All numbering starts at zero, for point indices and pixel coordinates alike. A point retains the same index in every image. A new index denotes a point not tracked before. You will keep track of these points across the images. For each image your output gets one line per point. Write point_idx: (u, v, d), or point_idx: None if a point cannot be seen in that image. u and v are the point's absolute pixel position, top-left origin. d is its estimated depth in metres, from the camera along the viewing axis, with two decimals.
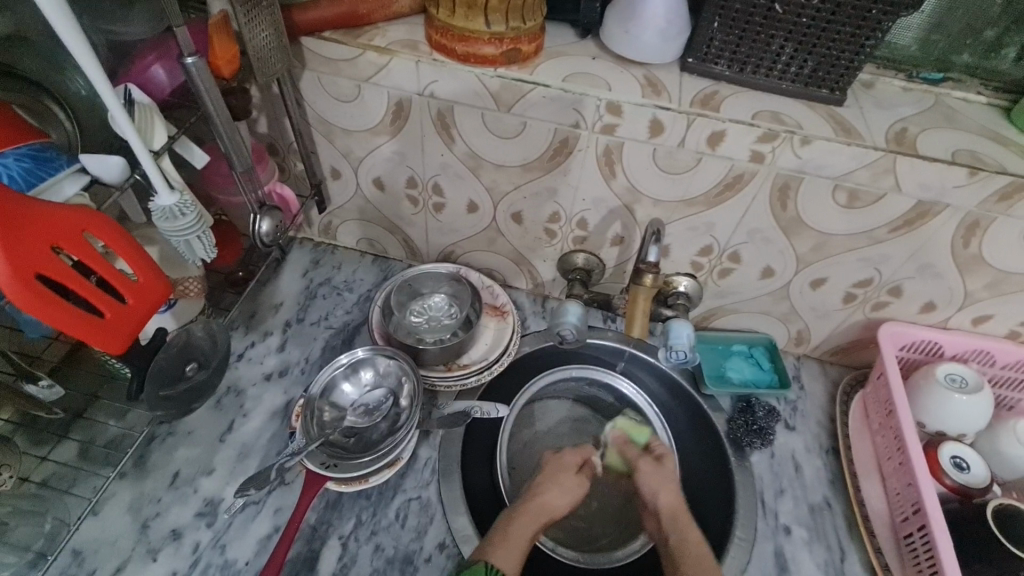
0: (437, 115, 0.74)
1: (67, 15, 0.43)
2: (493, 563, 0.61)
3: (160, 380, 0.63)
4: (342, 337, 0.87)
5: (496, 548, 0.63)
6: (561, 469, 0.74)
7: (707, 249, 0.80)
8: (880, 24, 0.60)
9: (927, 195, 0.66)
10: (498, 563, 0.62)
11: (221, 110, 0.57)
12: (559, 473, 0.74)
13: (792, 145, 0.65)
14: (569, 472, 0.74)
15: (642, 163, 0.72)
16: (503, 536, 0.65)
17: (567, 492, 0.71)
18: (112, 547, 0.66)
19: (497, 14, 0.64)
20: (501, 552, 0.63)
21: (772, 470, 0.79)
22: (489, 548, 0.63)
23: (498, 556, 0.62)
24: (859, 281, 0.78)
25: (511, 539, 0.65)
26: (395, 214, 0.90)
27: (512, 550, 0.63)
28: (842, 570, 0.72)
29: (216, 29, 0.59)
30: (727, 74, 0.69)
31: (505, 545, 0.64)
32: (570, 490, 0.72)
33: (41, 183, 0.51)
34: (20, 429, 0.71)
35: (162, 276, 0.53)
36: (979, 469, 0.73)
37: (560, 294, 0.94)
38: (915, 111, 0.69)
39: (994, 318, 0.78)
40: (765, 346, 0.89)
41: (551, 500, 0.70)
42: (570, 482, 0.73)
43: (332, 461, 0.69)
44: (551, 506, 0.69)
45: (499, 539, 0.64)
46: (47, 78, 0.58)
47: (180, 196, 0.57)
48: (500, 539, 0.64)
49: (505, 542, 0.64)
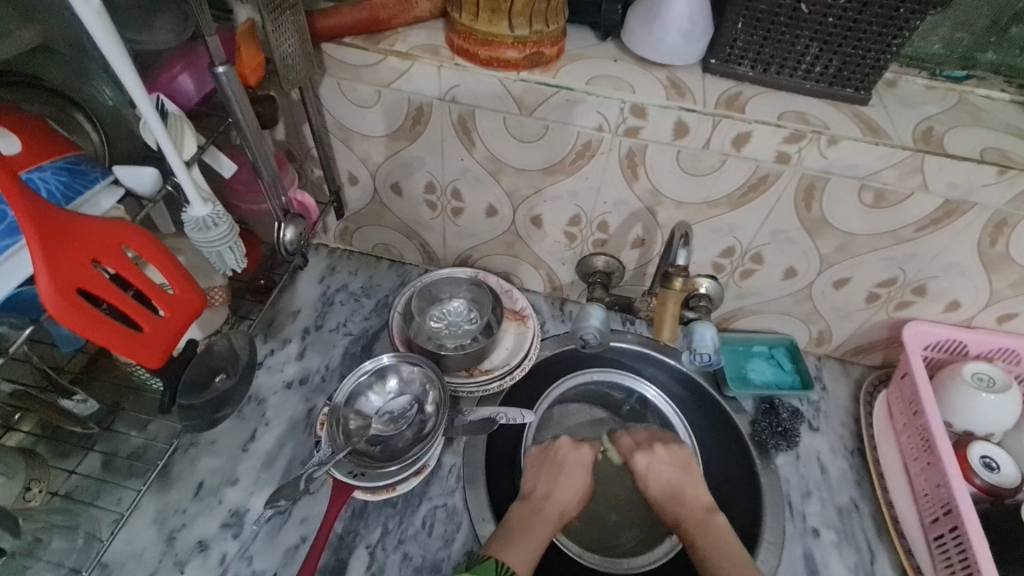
0: (458, 120, 0.73)
1: (107, 26, 0.43)
2: (505, 562, 0.62)
3: (189, 391, 0.63)
4: (361, 344, 0.86)
5: (505, 547, 0.64)
6: (567, 462, 0.75)
7: (729, 250, 0.80)
8: (908, 24, 0.60)
9: (954, 194, 0.66)
10: (509, 561, 0.62)
11: (250, 118, 0.57)
12: (564, 467, 0.74)
13: (818, 145, 0.65)
14: (573, 466, 0.75)
15: (665, 165, 0.71)
16: (513, 537, 0.65)
17: (569, 484, 0.73)
18: (139, 560, 0.65)
19: (521, 18, 0.64)
20: (512, 550, 0.63)
21: (799, 472, 0.79)
22: (498, 547, 0.64)
23: (508, 554, 0.63)
24: (883, 281, 0.78)
25: (520, 539, 0.65)
26: (412, 219, 0.89)
27: (524, 549, 0.64)
28: (872, 572, 0.71)
29: (243, 39, 0.59)
30: (751, 75, 0.68)
31: (514, 544, 0.64)
32: (573, 483, 0.73)
33: (79, 198, 0.50)
34: (42, 440, 0.70)
35: (196, 288, 0.53)
36: (1010, 469, 0.73)
37: (579, 297, 0.94)
38: (939, 110, 0.69)
39: (1019, 317, 0.78)
40: (787, 347, 0.88)
41: (559, 497, 0.71)
42: (571, 472, 0.74)
43: (359, 470, 0.68)
44: (557, 502, 0.71)
45: (510, 539, 0.65)
46: (72, 89, 0.57)
47: (212, 207, 0.56)
48: (509, 540, 0.65)
49: (514, 542, 0.64)
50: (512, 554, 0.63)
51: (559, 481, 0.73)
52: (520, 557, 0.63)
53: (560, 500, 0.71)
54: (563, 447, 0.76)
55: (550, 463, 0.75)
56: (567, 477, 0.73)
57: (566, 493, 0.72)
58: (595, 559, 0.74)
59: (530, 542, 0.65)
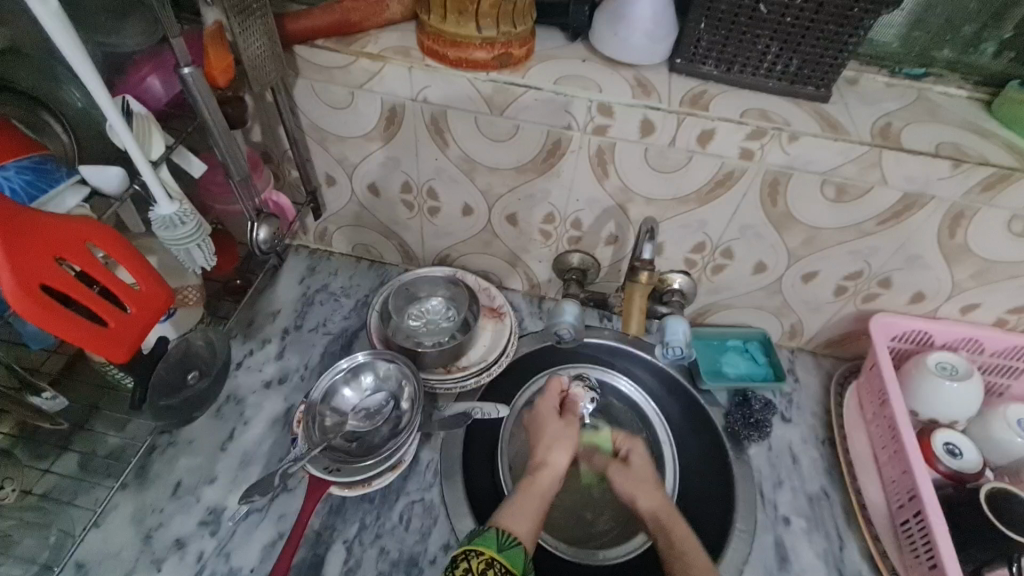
0: (431, 120, 0.74)
1: (67, 28, 0.44)
2: (505, 530, 0.61)
3: (161, 391, 0.65)
4: (341, 343, 0.87)
5: (505, 516, 0.63)
6: (549, 425, 0.75)
7: (700, 246, 0.81)
8: (862, 23, 0.62)
9: (913, 187, 0.68)
10: (509, 528, 0.62)
11: (218, 118, 0.58)
12: (545, 429, 0.74)
13: (780, 141, 0.67)
14: (554, 427, 0.75)
15: (633, 162, 0.73)
16: (513, 506, 0.64)
17: (559, 444, 0.72)
18: (115, 559, 0.66)
19: (488, 19, 0.65)
20: (512, 518, 0.63)
21: (770, 462, 0.80)
22: (501, 518, 0.63)
23: (508, 522, 0.62)
24: (849, 274, 0.79)
25: (518, 506, 0.65)
26: (390, 219, 0.90)
27: (523, 516, 0.63)
28: (842, 558, 0.73)
29: (211, 40, 0.60)
30: (715, 74, 0.70)
31: (514, 513, 0.64)
32: (562, 438, 0.73)
33: (41, 197, 0.52)
34: (19, 442, 0.70)
35: (163, 284, 0.54)
36: (972, 454, 0.75)
37: (556, 294, 0.95)
38: (898, 106, 0.71)
39: (982, 306, 0.80)
40: (760, 341, 0.90)
41: (553, 458, 0.71)
42: (559, 431, 0.74)
43: (335, 465, 0.69)
44: (550, 463, 0.70)
45: (509, 507, 0.64)
46: (42, 91, 0.59)
47: (180, 206, 0.57)
48: (510, 509, 0.64)
49: (515, 511, 0.64)
50: (512, 522, 0.62)
51: (547, 440, 0.73)
52: (520, 523, 0.62)
53: (556, 463, 0.70)
54: (545, 410, 0.77)
55: (535, 432, 0.75)
56: (554, 439, 0.73)
57: (561, 454, 0.71)
58: (570, 551, 0.76)
59: (529, 507, 0.65)
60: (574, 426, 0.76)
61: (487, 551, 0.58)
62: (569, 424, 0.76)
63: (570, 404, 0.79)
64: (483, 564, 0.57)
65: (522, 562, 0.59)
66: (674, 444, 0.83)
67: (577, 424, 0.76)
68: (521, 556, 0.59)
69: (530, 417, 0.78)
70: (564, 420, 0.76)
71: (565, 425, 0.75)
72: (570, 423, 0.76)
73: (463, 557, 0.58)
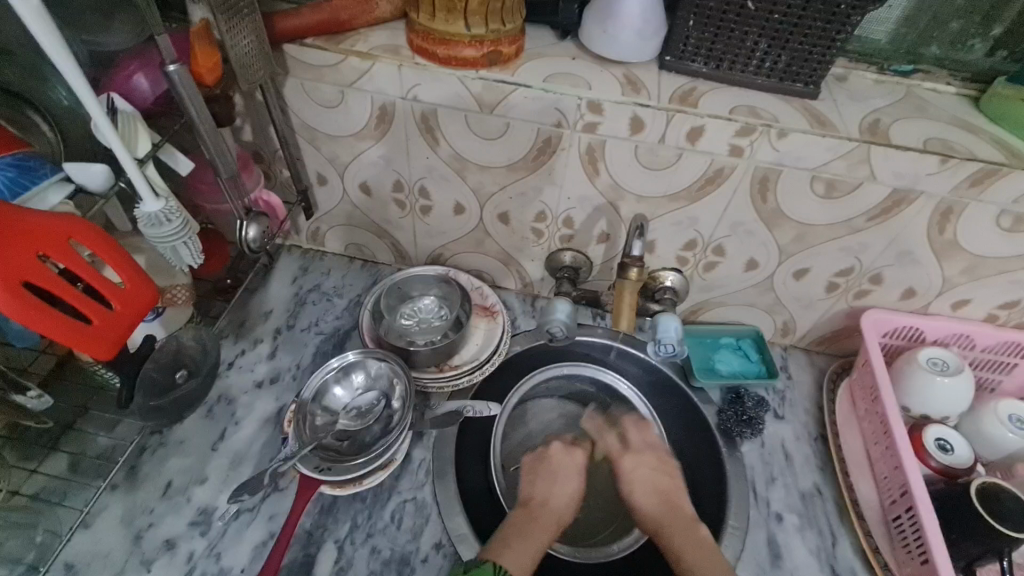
0: (422, 119, 0.74)
1: (48, 24, 0.44)
2: (504, 566, 0.62)
3: (149, 391, 0.65)
4: (333, 342, 0.87)
5: (505, 550, 0.64)
6: (561, 471, 0.78)
7: (691, 243, 0.81)
8: (849, 19, 0.62)
9: (901, 183, 0.68)
10: (509, 565, 0.63)
11: (205, 116, 0.57)
12: (558, 476, 0.77)
13: (769, 138, 0.67)
14: (565, 471, 0.78)
15: (624, 160, 0.73)
16: (512, 541, 0.66)
17: (564, 491, 0.75)
18: (105, 560, 0.65)
19: (477, 17, 0.65)
20: (513, 555, 0.64)
21: (763, 459, 0.80)
22: (500, 552, 0.64)
23: (509, 558, 0.63)
24: (840, 271, 0.80)
25: (520, 543, 0.66)
26: (382, 218, 0.90)
27: (521, 552, 0.65)
28: (834, 554, 0.73)
29: (198, 38, 0.60)
30: (704, 71, 0.70)
31: (515, 549, 0.65)
32: (569, 488, 0.76)
33: (25, 192, 0.52)
34: (9, 444, 0.69)
35: (148, 282, 0.53)
36: (962, 450, 0.75)
37: (549, 293, 0.95)
38: (887, 103, 0.71)
39: (972, 302, 0.80)
40: (752, 338, 0.90)
41: (557, 504, 0.74)
42: (567, 477, 0.77)
43: (325, 464, 0.69)
44: (552, 506, 0.73)
45: (509, 542, 0.66)
46: (29, 89, 0.59)
47: (165, 203, 0.57)
48: (509, 543, 0.66)
49: (515, 546, 0.65)
50: (513, 559, 0.64)
51: (555, 484, 0.76)
52: (520, 561, 0.64)
53: (558, 508, 0.73)
54: (559, 453, 0.80)
55: (543, 470, 0.78)
56: (563, 485, 0.76)
57: (562, 500, 0.74)
58: (566, 550, 0.75)
59: (530, 546, 0.66)
60: (580, 473, 0.79)
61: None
62: (577, 477, 0.78)
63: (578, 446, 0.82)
64: None
65: None
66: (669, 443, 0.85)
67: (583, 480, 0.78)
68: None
69: (540, 452, 0.80)
70: (575, 472, 0.78)
71: (574, 478, 0.78)
72: (578, 477, 0.78)
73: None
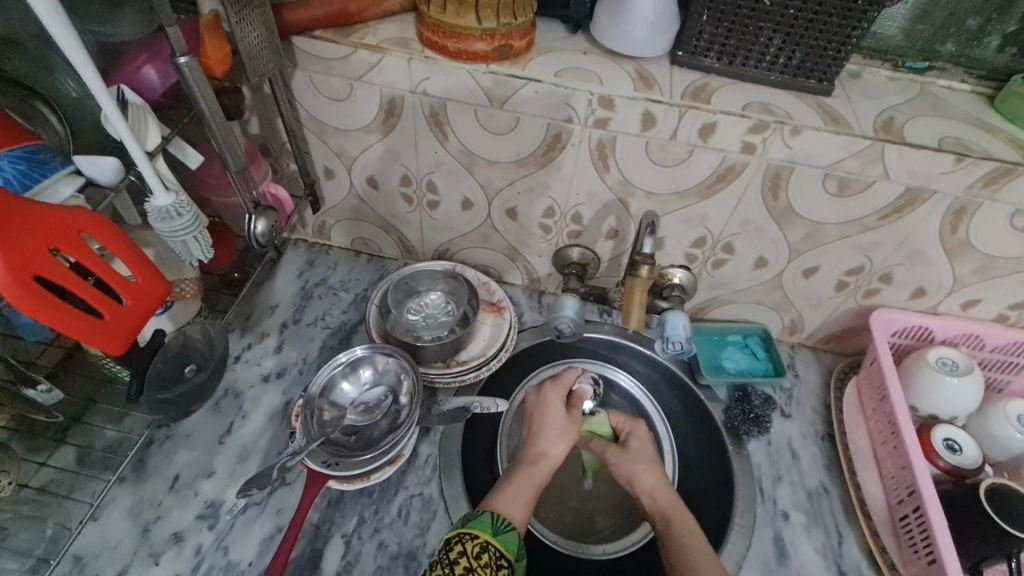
0: (430, 113, 0.74)
1: (61, 17, 0.44)
2: (500, 513, 0.63)
3: (160, 384, 0.64)
4: (339, 337, 0.86)
5: (500, 500, 0.64)
6: (552, 415, 0.76)
7: (700, 241, 0.81)
8: (866, 15, 0.61)
9: (915, 182, 0.67)
10: (507, 513, 0.63)
11: (215, 109, 0.57)
12: (544, 419, 0.76)
13: (782, 135, 0.66)
14: (555, 420, 0.76)
15: (635, 157, 0.72)
16: (506, 492, 0.66)
17: (559, 436, 0.74)
18: (113, 552, 0.66)
19: (488, 10, 0.65)
20: (508, 503, 0.64)
21: (770, 457, 0.80)
22: (496, 502, 0.64)
23: (504, 506, 0.64)
24: (850, 269, 0.79)
25: (512, 491, 0.66)
26: (389, 212, 0.89)
27: (517, 501, 0.65)
28: (840, 553, 0.73)
29: (207, 29, 0.59)
30: (717, 67, 0.69)
31: (508, 496, 0.65)
32: (565, 434, 0.75)
33: (37, 185, 0.52)
34: (17, 434, 0.70)
35: (159, 276, 0.53)
36: (970, 450, 0.75)
37: (556, 289, 0.95)
38: (902, 100, 0.70)
39: (983, 302, 0.79)
40: (760, 337, 0.89)
41: (551, 449, 0.73)
42: (561, 426, 0.76)
43: (333, 460, 0.69)
44: (549, 455, 0.72)
45: (504, 491, 0.66)
46: (37, 81, 0.59)
47: (176, 197, 0.57)
48: (504, 493, 0.66)
49: (509, 495, 0.65)
50: (507, 505, 0.64)
51: (547, 432, 0.74)
52: (516, 507, 0.64)
53: (554, 454, 0.72)
54: (550, 402, 0.78)
55: (536, 419, 0.76)
56: (555, 430, 0.74)
57: (559, 445, 0.73)
58: (571, 545, 0.75)
59: (522, 491, 0.67)
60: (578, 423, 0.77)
61: (482, 534, 0.60)
62: (573, 422, 0.77)
63: (576, 400, 0.80)
64: (478, 547, 0.59)
65: (515, 546, 0.60)
66: (674, 444, 0.83)
67: (580, 424, 0.77)
68: (515, 539, 0.61)
69: (534, 401, 0.79)
70: (570, 418, 0.77)
71: (569, 423, 0.77)
72: (573, 422, 0.77)
73: (457, 540, 0.59)
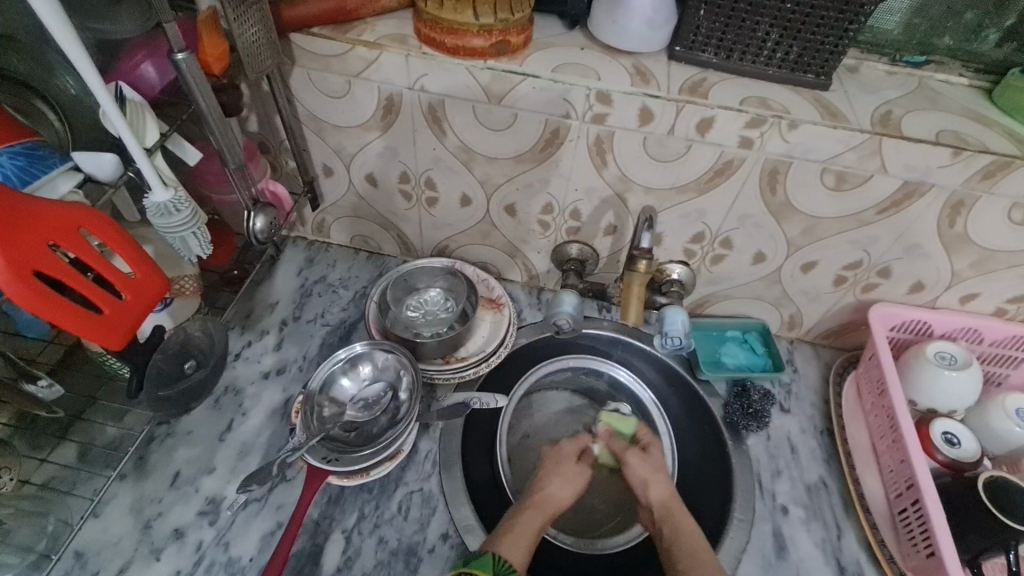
0: (428, 110, 0.74)
1: (58, 14, 0.44)
2: (500, 556, 0.61)
3: (159, 382, 0.66)
4: (339, 334, 0.87)
5: (500, 542, 0.63)
6: (563, 460, 0.74)
7: (698, 236, 0.81)
8: (863, 8, 0.61)
9: (912, 175, 0.67)
10: (505, 556, 0.62)
11: (213, 106, 0.57)
12: (555, 463, 0.73)
13: (780, 130, 0.66)
14: (567, 464, 0.73)
15: (633, 152, 0.72)
16: (508, 534, 0.64)
17: (567, 483, 0.71)
18: (114, 549, 0.66)
19: (485, 6, 0.65)
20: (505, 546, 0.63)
21: (769, 452, 0.80)
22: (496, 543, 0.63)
23: (504, 549, 0.62)
24: (849, 264, 0.79)
25: (515, 534, 0.64)
26: (387, 209, 0.90)
27: (516, 545, 0.63)
28: (839, 547, 0.73)
29: (205, 27, 0.60)
30: (714, 61, 0.69)
31: (508, 538, 0.64)
32: (574, 479, 0.72)
33: (35, 181, 0.53)
34: (18, 432, 0.70)
35: (158, 271, 0.53)
36: (969, 444, 0.75)
37: (556, 285, 0.95)
38: (900, 94, 0.70)
39: (982, 296, 0.79)
40: (759, 332, 0.90)
41: (556, 491, 0.70)
42: (571, 471, 0.73)
43: (333, 455, 0.69)
44: (555, 495, 0.70)
45: (506, 534, 0.64)
46: (35, 78, 0.59)
47: (174, 193, 0.57)
48: (505, 534, 0.64)
49: (510, 539, 0.64)
50: (507, 550, 0.62)
51: (555, 478, 0.72)
52: (516, 553, 0.62)
53: (560, 499, 0.70)
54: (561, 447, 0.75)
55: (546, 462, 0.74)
56: (563, 476, 0.71)
57: (567, 488, 0.71)
58: (571, 540, 0.75)
59: (523, 536, 0.65)
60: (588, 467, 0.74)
61: (480, 574, 0.59)
62: (584, 469, 0.74)
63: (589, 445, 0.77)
64: None
65: None
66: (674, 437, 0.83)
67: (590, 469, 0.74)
68: None
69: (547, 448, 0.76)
70: (581, 465, 0.74)
71: (579, 469, 0.73)
72: (583, 468, 0.74)
73: None
